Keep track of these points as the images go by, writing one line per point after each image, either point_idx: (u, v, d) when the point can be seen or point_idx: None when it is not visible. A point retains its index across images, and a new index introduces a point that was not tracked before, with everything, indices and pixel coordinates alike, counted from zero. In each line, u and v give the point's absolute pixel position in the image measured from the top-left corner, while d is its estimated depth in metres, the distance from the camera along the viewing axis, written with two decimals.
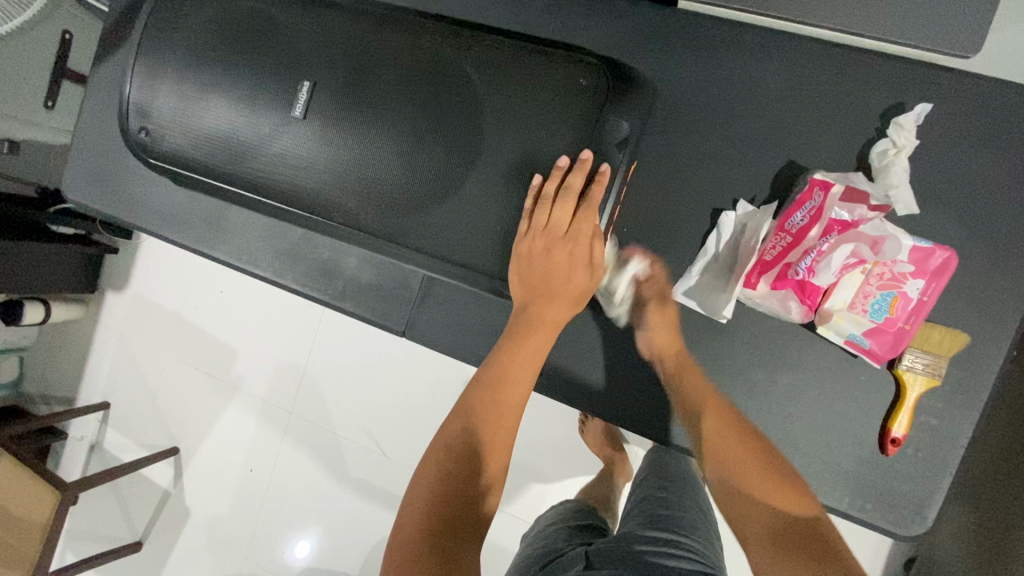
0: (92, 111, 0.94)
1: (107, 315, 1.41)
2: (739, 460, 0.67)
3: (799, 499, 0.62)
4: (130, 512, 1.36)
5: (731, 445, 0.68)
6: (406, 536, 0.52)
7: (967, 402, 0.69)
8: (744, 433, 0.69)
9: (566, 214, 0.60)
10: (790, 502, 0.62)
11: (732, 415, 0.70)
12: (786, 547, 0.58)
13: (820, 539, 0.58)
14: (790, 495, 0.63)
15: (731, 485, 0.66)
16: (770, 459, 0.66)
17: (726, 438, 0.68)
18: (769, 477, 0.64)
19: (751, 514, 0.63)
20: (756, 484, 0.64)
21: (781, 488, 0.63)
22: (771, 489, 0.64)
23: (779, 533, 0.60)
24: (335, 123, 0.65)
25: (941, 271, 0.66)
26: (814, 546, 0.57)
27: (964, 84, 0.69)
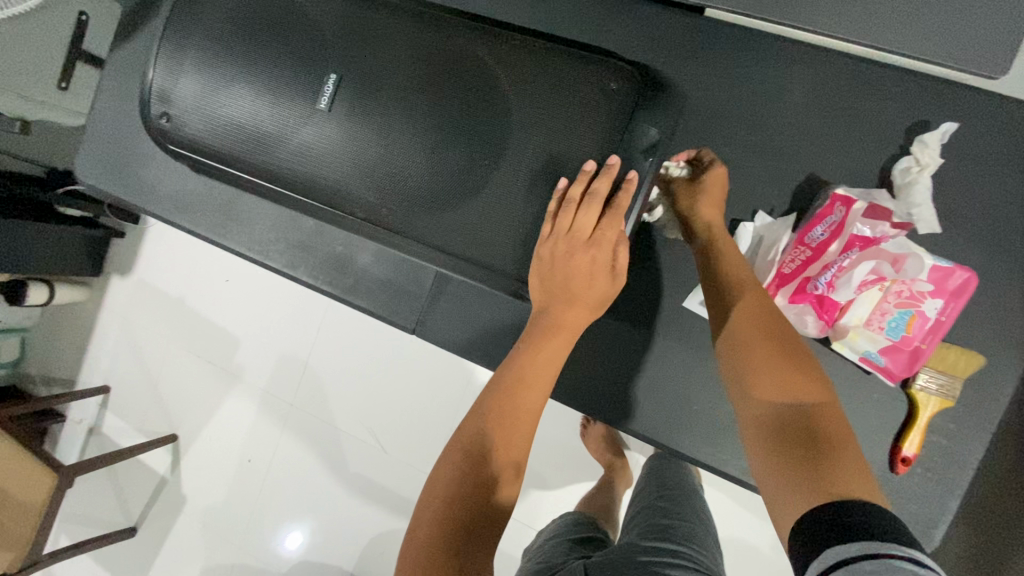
0: (108, 94, 0.93)
1: (111, 298, 1.40)
2: (753, 339, 0.59)
3: (815, 391, 0.54)
4: (126, 498, 1.35)
5: (752, 333, 0.59)
6: (420, 537, 0.53)
7: (979, 423, 0.69)
8: (773, 315, 0.60)
9: (590, 219, 0.59)
10: (798, 387, 0.55)
11: (776, 327, 0.59)
12: (781, 442, 0.52)
13: (818, 433, 0.51)
14: (803, 382, 0.55)
15: (740, 364, 0.59)
16: (794, 343, 0.58)
17: (750, 315, 0.61)
18: (781, 358, 0.57)
19: (754, 397, 0.56)
20: (763, 367, 0.57)
21: (791, 375, 0.55)
22: (777, 371, 0.56)
23: (780, 432, 0.53)
24: (360, 116, 0.64)
25: (961, 292, 0.65)
26: (809, 444, 0.50)
27: (991, 105, 0.69)
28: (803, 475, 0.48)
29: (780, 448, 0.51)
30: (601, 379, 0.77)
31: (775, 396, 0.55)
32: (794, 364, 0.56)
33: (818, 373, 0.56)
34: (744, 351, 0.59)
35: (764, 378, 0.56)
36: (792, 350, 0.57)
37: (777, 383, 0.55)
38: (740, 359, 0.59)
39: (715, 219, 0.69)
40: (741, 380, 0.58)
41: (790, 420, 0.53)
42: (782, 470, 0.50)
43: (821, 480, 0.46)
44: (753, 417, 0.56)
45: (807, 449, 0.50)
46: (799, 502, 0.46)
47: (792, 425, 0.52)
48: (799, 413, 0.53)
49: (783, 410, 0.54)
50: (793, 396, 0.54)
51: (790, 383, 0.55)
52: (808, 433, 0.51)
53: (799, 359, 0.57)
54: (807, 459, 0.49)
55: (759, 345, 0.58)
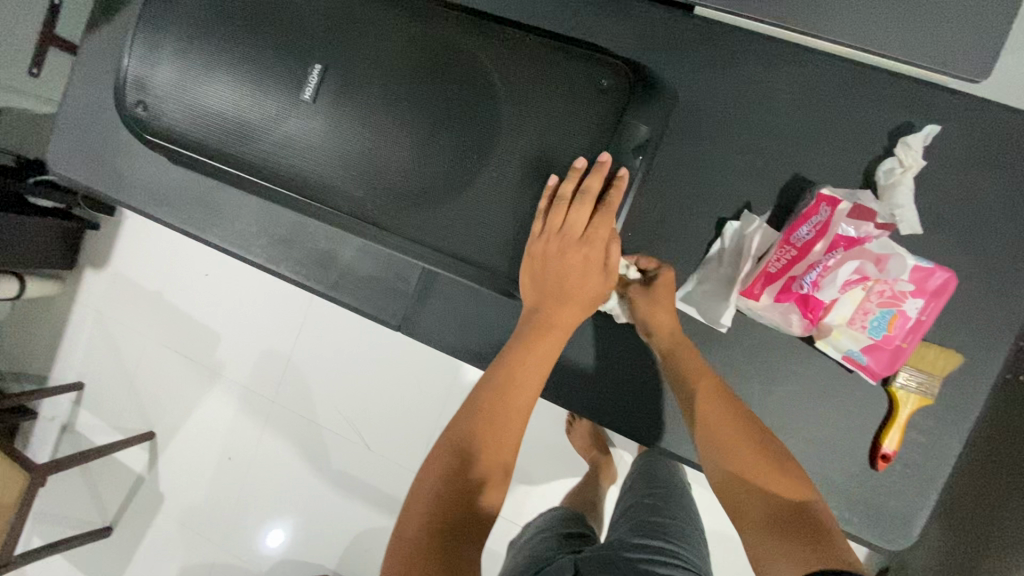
0: (81, 80, 0.91)
1: (85, 292, 1.36)
2: (729, 439, 0.62)
3: (796, 486, 0.58)
4: (100, 496, 1.32)
5: (727, 429, 0.62)
6: (408, 538, 0.52)
7: (956, 420, 0.70)
8: (731, 407, 0.64)
9: (581, 218, 0.60)
10: (779, 483, 0.58)
11: (743, 418, 0.63)
12: (781, 531, 0.55)
13: (815, 524, 0.55)
14: (782, 479, 0.58)
15: (722, 459, 0.62)
16: (759, 435, 0.62)
17: (714, 410, 0.63)
18: (758, 453, 0.60)
19: (742, 495, 0.59)
20: (744, 465, 0.60)
21: (773, 474, 0.59)
22: (756, 469, 0.60)
23: (776, 523, 0.56)
24: (346, 108, 0.63)
25: (940, 292, 0.66)
26: (811, 531, 0.54)
27: (970, 108, 0.70)
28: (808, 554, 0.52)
29: (780, 535, 0.54)
30: (588, 377, 0.77)
31: (762, 493, 0.58)
32: (769, 460, 0.60)
33: (790, 463, 0.60)
34: (721, 446, 0.62)
35: (751, 475, 0.59)
36: (762, 445, 0.61)
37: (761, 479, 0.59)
38: (719, 455, 0.62)
39: (671, 326, 0.70)
40: (725, 478, 0.61)
41: (784, 513, 0.56)
42: (785, 547, 0.53)
43: (828, 558, 0.51)
44: (745, 514, 0.58)
45: (806, 532, 0.54)
46: (807, 567, 0.51)
47: (785, 516, 0.56)
48: (790, 506, 0.57)
49: (776, 506, 0.57)
50: (779, 492, 0.58)
51: (774, 481, 0.59)
52: (806, 524, 0.55)
53: (770, 447, 0.61)
54: (808, 542, 0.53)
55: (735, 444, 0.61)
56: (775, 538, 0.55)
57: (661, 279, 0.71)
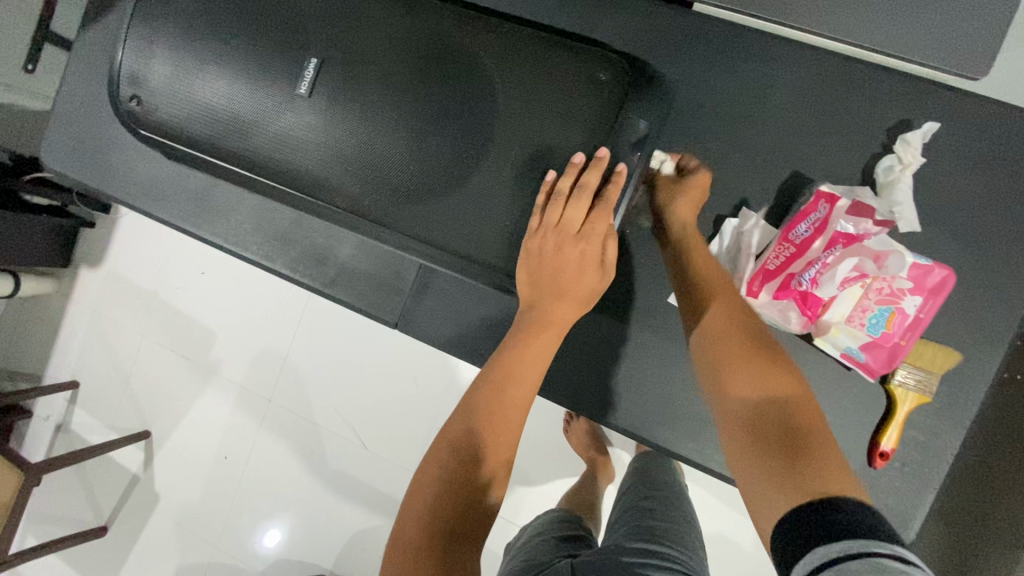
0: (76, 76, 0.90)
1: (81, 291, 1.36)
2: (725, 339, 0.61)
3: (791, 385, 0.55)
4: (95, 496, 1.31)
5: (727, 335, 0.61)
6: (407, 540, 0.52)
7: (955, 418, 0.70)
8: (739, 317, 0.62)
9: (578, 213, 0.59)
10: (772, 381, 0.55)
11: (747, 323, 0.61)
12: (758, 436, 0.52)
13: (796, 430, 0.51)
14: (777, 378, 0.55)
15: (715, 360, 0.60)
16: (767, 342, 0.59)
17: (720, 320, 0.62)
18: (756, 352, 0.58)
19: (726, 392, 0.57)
20: (736, 366, 0.58)
21: (765, 372, 0.56)
22: (749, 369, 0.57)
23: (757, 424, 0.53)
24: (342, 102, 0.62)
25: (939, 289, 0.66)
26: (791, 439, 0.50)
27: (968, 105, 0.70)
28: (782, 466, 0.48)
29: (757, 439, 0.52)
30: (586, 376, 0.77)
31: (748, 393, 0.56)
32: (766, 359, 0.57)
33: (793, 369, 0.56)
34: (719, 347, 0.60)
35: (741, 373, 0.57)
36: (765, 348, 0.59)
37: (749, 376, 0.56)
38: (714, 357, 0.60)
39: (688, 222, 0.71)
40: (714, 377, 0.59)
41: (768, 413, 0.53)
42: (763, 461, 0.50)
43: (802, 477, 0.46)
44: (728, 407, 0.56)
45: (785, 442, 0.50)
46: (788, 503, 0.45)
47: (769, 417, 0.53)
48: (777, 406, 0.53)
49: (759, 404, 0.54)
50: (769, 389, 0.55)
51: (765, 379, 0.55)
52: (786, 429, 0.51)
53: (772, 354, 0.58)
54: (786, 449, 0.49)
55: (731, 346, 0.60)
56: (756, 441, 0.52)
57: (689, 182, 0.73)
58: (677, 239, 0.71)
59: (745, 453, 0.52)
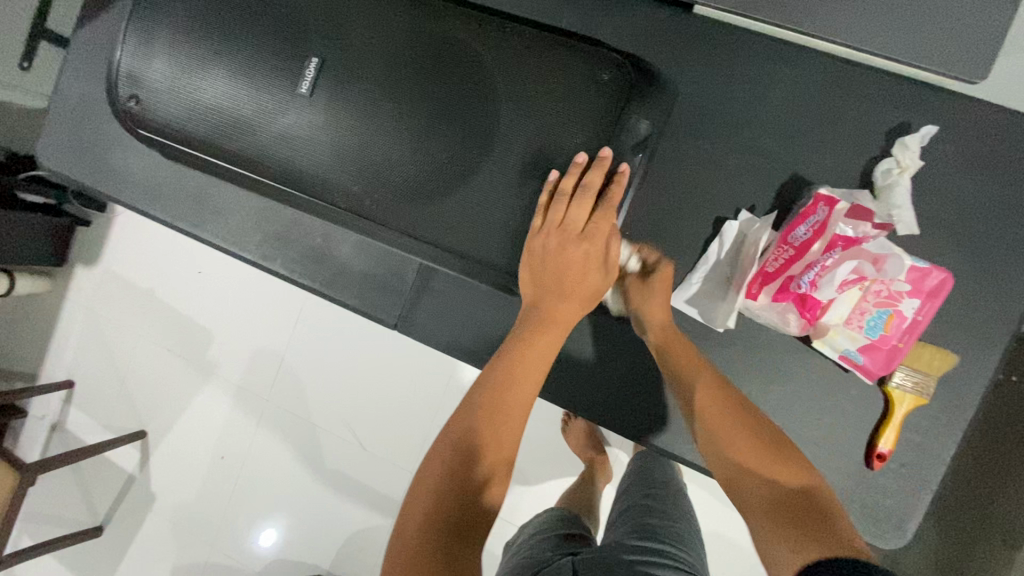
0: (72, 75, 0.89)
1: (76, 290, 1.35)
2: (725, 427, 0.63)
3: (796, 469, 0.59)
4: (91, 496, 1.31)
5: (723, 419, 0.63)
6: (408, 538, 0.52)
7: (952, 420, 0.71)
8: (732, 398, 0.64)
9: (582, 213, 0.60)
10: (776, 466, 0.59)
11: (741, 401, 0.64)
12: (776, 518, 0.55)
13: (811, 508, 0.55)
14: (782, 462, 0.59)
15: (719, 447, 0.62)
16: (756, 416, 0.63)
17: (711, 400, 0.64)
18: (752, 428, 0.62)
19: (738, 477, 0.60)
20: (738, 450, 0.61)
21: (773, 457, 0.60)
22: (755, 453, 0.60)
23: (771, 505, 0.56)
24: (343, 102, 0.62)
25: (936, 292, 0.66)
26: (807, 518, 0.53)
27: (966, 109, 0.70)
28: (806, 535, 0.51)
29: (777, 515, 0.55)
30: (586, 377, 0.77)
31: (762, 472, 0.59)
32: (772, 445, 0.60)
33: (800, 457, 0.60)
34: (718, 435, 0.63)
35: (749, 453, 0.60)
36: (768, 433, 0.62)
37: (754, 458, 0.60)
38: (711, 432, 0.63)
39: (663, 319, 0.71)
40: (720, 455, 0.62)
41: (781, 495, 0.57)
42: (780, 536, 0.53)
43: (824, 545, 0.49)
44: (742, 486, 0.59)
45: (807, 517, 0.54)
46: (809, 557, 0.49)
47: (781, 497, 0.56)
48: (790, 489, 0.57)
49: (770, 487, 0.58)
50: (775, 474, 0.59)
51: (770, 464, 0.59)
52: (799, 510, 0.55)
53: (774, 437, 0.61)
54: (808, 524, 0.53)
55: (727, 423, 0.63)
56: (772, 523, 0.55)
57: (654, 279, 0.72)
58: (659, 336, 0.71)
59: (765, 527, 0.55)
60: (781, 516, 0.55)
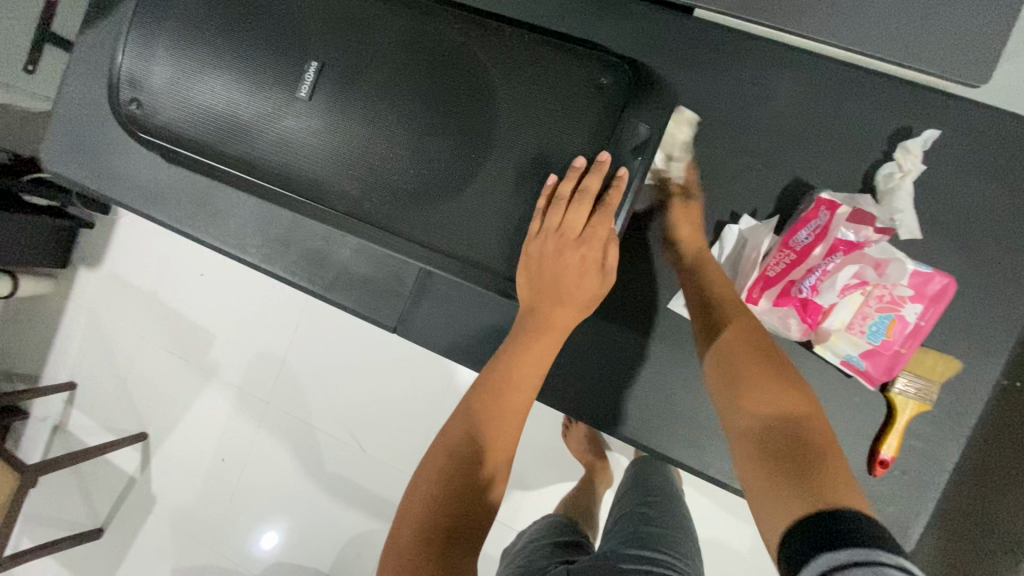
0: (74, 78, 0.90)
1: (78, 292, 1.35)
2: (741, 358, 0.60)
3: (803, 402, 0.55)
4: (92, 498, 1.31)
5: (741, 351, 0.61)
6: (403, 547, 0.51)
7: (955, 427, 0.70)
8: (757, 339, 0.62)
9: (580, 217, 0.59)
10: (785, 397, 0.56)
11: (758, 336, 0.62)
12: (767, 450, 0.52)
13: (806, 441, 0.52)
14: (790, 393, 0.56)
15: (730, 377, 0.60)
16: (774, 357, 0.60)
17: (742, 335, 0.62)
18: (767, 367, 0.59)
19: (738, 407, 0.57)
20: (745, 379, 0.58)
21: (779, 387, 0.57)
22: (762, 384, 0.57)
23: (764, 433, 0.54)
24: (342, 106, 0.62)
25: (940, 298, 0.66)
26: (798, 452, 0.50)
27: (969, 113, 0.70)
28: (791, 475, 0.48)
29: (768, 453, 0.52)
30: (585, 382, 0.76)
31: (762, 405, 0.56)
32: (782, 377, 0.58)
33: (806, 388, 0.57)
34: (731, 365, 0.60)
35: (754, 391, 0.57)
36: (777, 363, 0.59)
37: (754, 393, 0.57)
38: (722, 370, 0.61)
39: (698, 239, 0.72)
40: (725, 387, 0.59)
41: (777, 427, 0.53)
42: (765, 473, 0.50)
43: (805, 487, 0.46)
44: (734, 419, 0.57)
45: (794, 458, 0.50)
46: (788, 515, 0.45)
47: (780, 428, 0.53)
48: (786, 424, 0.53)
49: (768, 416, 0.55)
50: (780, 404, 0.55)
51: (777, 394, 0.56)
52: (796, 443, 0.51)
53: (785, 369, 0.59)
54: (792, 463, 0.49)
55: (738, 361, 0.60)
56: (763, 455, 0.52)
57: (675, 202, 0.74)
58: (691, 258, 0.71)
59: (754, 466, 0.52)
60: (772, 451, 0.52)
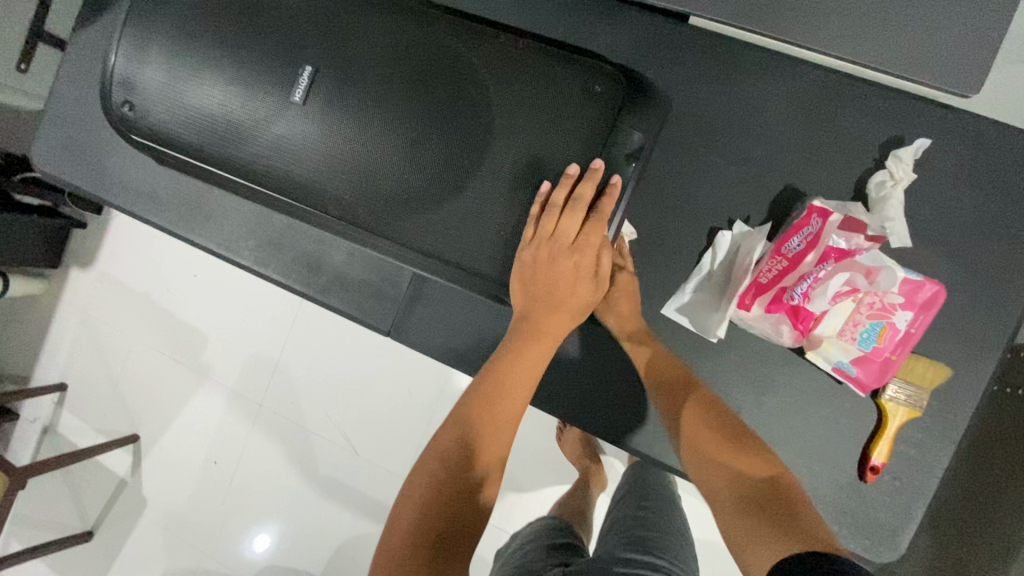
0: (67, 77, 0.89)
1: (70, 292, 1.34)
2: (703, 434, 0.65)
3: (765, 465, 0.61)
4: (82, 500, 1.30)
5: (705, 428, 0.65)
6: (394, 550, 0.51)
7: (945, 433, 0.71)
8: (716, 417, 0.66)
9: (573, 224, 0.60)
10: (749, 464, 0.62)
11: (719, 412, 0.66)
12: (753, 513, 0.58)
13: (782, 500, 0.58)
14: (752, 460, 0.62)
15: (697, 452, 0.65)
16: (733, 433, 0.64)
17: (697, 413, 0.66)
18: (733, 442, 0.63)
19: (716, 481, 0.62)
20: (714, 453, 0.63)
21: (741, 457, 0.62)
22: (725, 453, 0.63)
23: (744, 501, 0.59)
24: (337, 111, 0.62)
25: (930, 304, 0.66)
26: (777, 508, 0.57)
27: (961, 122, 0.71)
28: (775, 532, 0.54)
29: (750, 515, 0.57)
30: (579, 386, 0.77)
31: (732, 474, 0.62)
32: (739, 444, 0.63)
33: (764, 453, 0.63)
34: (699, 443, 0.65)
35: (722, 461, 0.63)
36: (734, 434, 0.64)
37: (730, 470, 0.62)
38: (694, 452, 0.65)
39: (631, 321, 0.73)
40: (700, 466, 0.64)
41: (753, 493, 0.59)
42: (753, 528, 0.56)
43: (794, 537, 0.53)
44: (716, 495, 0.62)
45: (774, 514, 0.56)
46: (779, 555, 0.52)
47: (755, 494, 0.59)
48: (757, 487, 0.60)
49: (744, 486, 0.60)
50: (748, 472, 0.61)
51: (743, 462, 0.62)
52: (773, 503, 0.58)
53: (743, 438, 0.64)
54: (778, 520, 0.55)
55: (704, 433, 0.65)
56: (745, 521, 0.57)
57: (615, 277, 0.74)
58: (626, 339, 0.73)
59: (739, 527, 0.57)
60: (753, 513, 0.57)
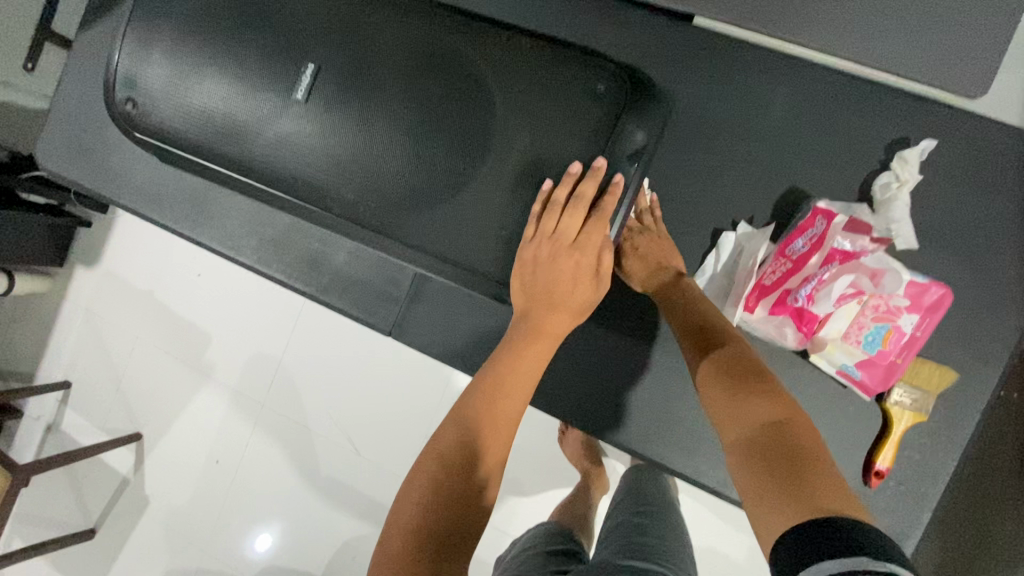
0: (72, 77, 0.90)
1: (75, 291, 1.35)
2: (719, 376, 0.58)
3: (783, 403, 0.53)
4: (84, 499, 1.30)
5: (722, 369, 0.58)
6: (393, 551, 0.51)
7: (951, 438, 0.70)
8: (736, 357, 0.59)
9: (574, 223, 0.59)
10: (763, 404, 0.53)
11: (740, 354, 0.59)
12: (760, 461, 0.49)
13: (795, 446, 0.49)
14: (767, 397, 0.54)
15: (713, 394, 0.57)
16: (752, 371, 0.57)
17: (720, 354, 0.59)
18: (748, 378, 0.56)
19: (723, 417, 0.55)
20: (726, 393, 0.56)
21: (757, 393, 0.54)
22: (738, 394, 0.55)
23: (755, 445, 0.51)
24: (339, 109, 0.62)
25: (936, 307, 0.65)
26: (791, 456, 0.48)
27: (967, 124, 0.70)
28: (783, 489, 0.46)
29: (757, 462, 0.49)
30: (581, 388, 0.76)
31: (745, 415, 0.53)
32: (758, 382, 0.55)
33: (783, 392, 0.55)
34: (714, 386, 0.57)
35: (734, 401, 0.55)
36: (756, 374, 0.57)
37: (738, 405, 0.54)
38: (712, 392, 0.57)
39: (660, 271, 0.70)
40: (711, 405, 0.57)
41: (763, 435, 0.51)
42: (759, 479, 0.48)
43: (799, 500, 0.45)
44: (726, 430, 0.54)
45: (782, 462, 0.48)
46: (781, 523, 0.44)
47: (764, 436, 0.51)
48: (765, 427, 0.51)
49: (754, 426, 0.52)
50: (759, 411, 0.53)
51: (752, 402, 0.54)
52: (784, 450, 0.49)
53: (763, 377, 0.56)
54: (783, 474, 0.47)
55: (718, 373, 0.58)
56: (752, 467, 0.49)
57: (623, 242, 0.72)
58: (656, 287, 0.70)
59: (744, 473, 0.50)
60: (758, 465, 0.49)
